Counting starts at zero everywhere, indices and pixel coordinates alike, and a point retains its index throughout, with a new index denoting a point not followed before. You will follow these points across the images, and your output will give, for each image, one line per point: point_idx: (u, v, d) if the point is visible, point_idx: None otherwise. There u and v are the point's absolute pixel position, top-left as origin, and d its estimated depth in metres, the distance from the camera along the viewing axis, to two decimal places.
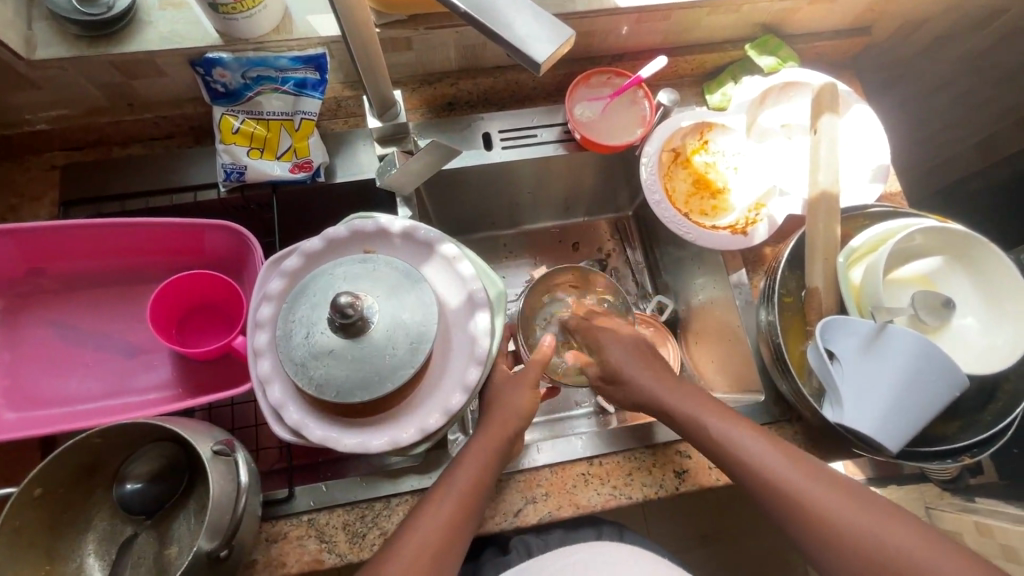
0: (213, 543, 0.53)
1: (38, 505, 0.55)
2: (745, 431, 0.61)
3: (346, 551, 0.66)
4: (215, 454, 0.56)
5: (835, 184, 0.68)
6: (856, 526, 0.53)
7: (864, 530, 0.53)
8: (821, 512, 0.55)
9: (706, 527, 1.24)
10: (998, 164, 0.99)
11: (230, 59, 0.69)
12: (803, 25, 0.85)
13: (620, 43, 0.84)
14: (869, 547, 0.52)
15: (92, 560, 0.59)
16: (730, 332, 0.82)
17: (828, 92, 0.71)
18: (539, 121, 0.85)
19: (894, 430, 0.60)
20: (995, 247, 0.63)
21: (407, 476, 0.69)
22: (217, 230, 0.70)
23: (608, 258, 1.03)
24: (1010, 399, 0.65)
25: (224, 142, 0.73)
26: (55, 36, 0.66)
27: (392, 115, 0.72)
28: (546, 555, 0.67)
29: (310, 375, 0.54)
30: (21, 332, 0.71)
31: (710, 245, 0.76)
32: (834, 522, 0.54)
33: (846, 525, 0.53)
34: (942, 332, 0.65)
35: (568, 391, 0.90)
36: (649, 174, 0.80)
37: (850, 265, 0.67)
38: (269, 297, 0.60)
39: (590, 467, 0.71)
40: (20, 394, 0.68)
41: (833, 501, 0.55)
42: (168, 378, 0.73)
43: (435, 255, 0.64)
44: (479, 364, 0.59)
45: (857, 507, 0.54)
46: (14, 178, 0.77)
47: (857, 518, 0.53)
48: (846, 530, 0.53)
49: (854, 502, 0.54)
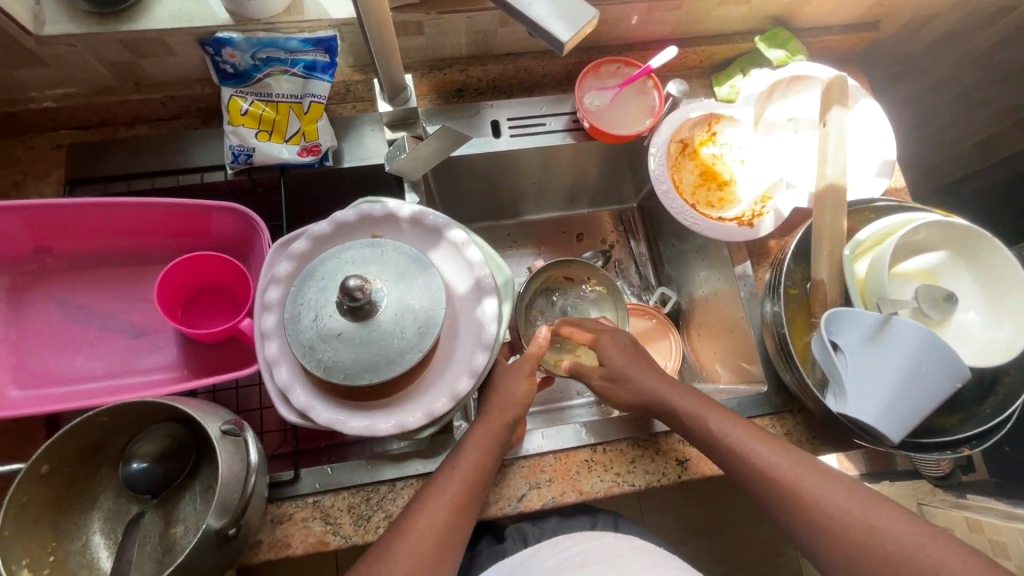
0: (221, 521, 0.53)
1: (46, 482, 0.55)
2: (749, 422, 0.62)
3: (352, 533, 0.66)
4: (223, 434, 0.56)
5: (842, 177, 0.69)
6: (850, 514, 0.55)
7: (855, 521, 0.55)
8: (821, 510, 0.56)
9: (700, 520, 1.25)
10: (1000, 163, 1.00)
11: (240, 39, 0.69)
12: (812, 18, 0.85)
13: (630, 33, 0.84)
14: (862, 536, 0.54)
15: (98, 538, 0.59)
16: (733, 323, 0.83)
17: (838, 84, 0.71)
18: (548, 110, 0.85)
19: (897, 421, 0.61)
20: (1000, 243, 0.64)
21: (411, 461, 0.69)
22: (224, 212, 0.70)
23: (612, 248, 1.03)
24: (1009, 392, 0.66)
25: (232, 124, 0.73)
26: (64, 12, 0.66)
27: (402, 99, 0.71)
28: (546, 544, 0.67)
29: (318, 358, 0.54)
30: (25, 310, 0.71)
31: (717, 236, 0.77)
32: (827, 513, 0.56)
33: (838, 516, 0.55)
34: (945, 327, 0.66)
35: (565, 382, 0.90)
36: (658, 165, 0.80)
37: (856, 257, 0.68)
38: (277, 279, 0.60)
39: (594, 454, 0.72)
40: (25, 372, 0.68)
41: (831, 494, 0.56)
42: (173, 360, 0.73)
43: (443, 241, 0.65)
44: (486, 350, 0.60)
45: (853, 498, 0.56)
46: (18, 156, 0.77)
47: (848, 507, 0.55)
48: (838, 521, 0.55)
49: (847, 492, 0.56)
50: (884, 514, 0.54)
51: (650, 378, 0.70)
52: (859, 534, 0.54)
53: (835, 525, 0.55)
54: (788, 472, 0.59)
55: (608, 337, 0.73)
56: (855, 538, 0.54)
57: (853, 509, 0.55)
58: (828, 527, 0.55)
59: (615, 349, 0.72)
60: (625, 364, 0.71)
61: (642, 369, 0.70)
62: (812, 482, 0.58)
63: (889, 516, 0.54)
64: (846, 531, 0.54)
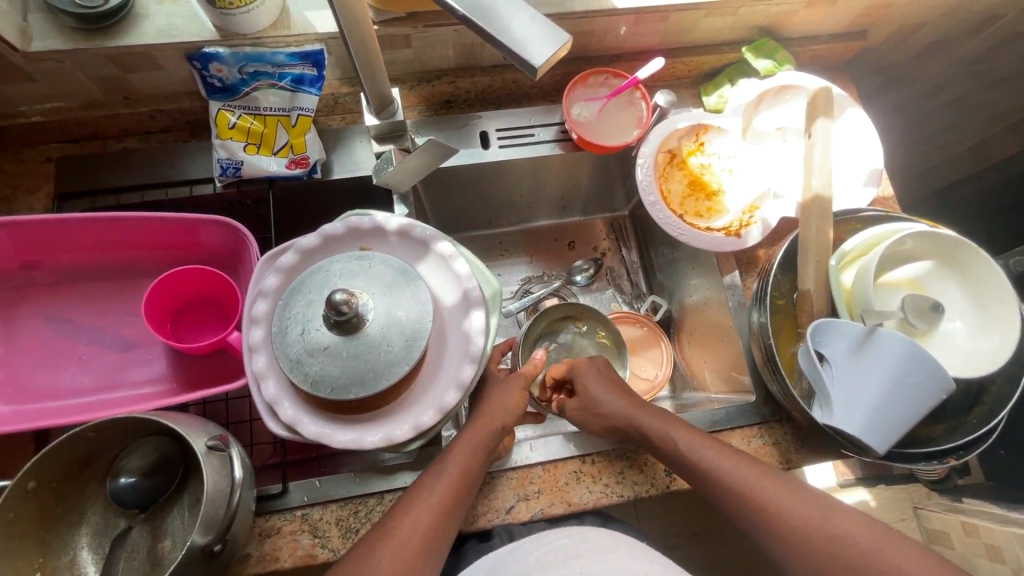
0: (207, 537, 0.53)
1: (33, 498, 0.55)
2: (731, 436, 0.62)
3: (340, 545, 0.66)
4: (209, 449, 0.56)
5: (827, 187, 0.69)
6: (822, 526, 0.54)
7: (827, 531, 0.54)
8: (799, 523, 0.55)
9: (695, 525, 1.25)
10: (992, 169, 1.00)
11: (227, 54, 0.69)
12: (800, 28, 0.86)
13: (618, 43, 0.84)
14: (831, 545, 0.53)
15: (85, 554, 0.59)
16: (723, 332, 0.83)
17: (823, 95, 0.72)
18: (537, 120, 0.85)
19: (883, 431, 0.61)
20: (986, 254, 0.64)
21: (400, 473, 0.70)
22: (213, 225, 0.70)
23: (604, 257, 1.03)
24: (995, 402, 0.66)
25: (220, 137, 0.73)
26: (51, 28, 0.66)
27: (389, 112, 0.71)
28: (528, 542, 0.65)
29: (305, 372, 0.55)
30: (15, 325, 0.71)
31: (705, 246, 0.77)
32: (802, 525, 0.55)
33: (817, 530, 0.54)
34: (932, 337, 0.66)
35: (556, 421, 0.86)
36: (646, 175, 0.80)
37: (842, 268, 0.69)
38: (266, 293, 0.60)
39: (582, 465, 0.72)
40: (14, 387, 0.68)
41: (803, 509, 0.56)
42: (163, 373, 0.73)
43: (431, 253, 0.65)
44: (473, 362, 0.60)
45: (833, 515, 0.55)
46: (8, 169, 0.77)
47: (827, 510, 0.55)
48: (816, 530, 0.54)
49: (819, 503, 0.56)
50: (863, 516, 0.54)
51: (630, 396, 0.69)
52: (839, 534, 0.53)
53: (807, 537, 0.54)
54: (770, 483, 0.58)
55: (585, 365, 0.74)
56: (829, 550, 0.53)
57: (833, 520, 0.55)
58: (806, 537, 0.55)
59: (593, 378, 0.72)
60: (610, 390, 0.70)
61: (614, 392, 0.70)
62: (790, 494, 0.57)
63: (861, 528, 0.54)
64: (825, 546, 0.54)
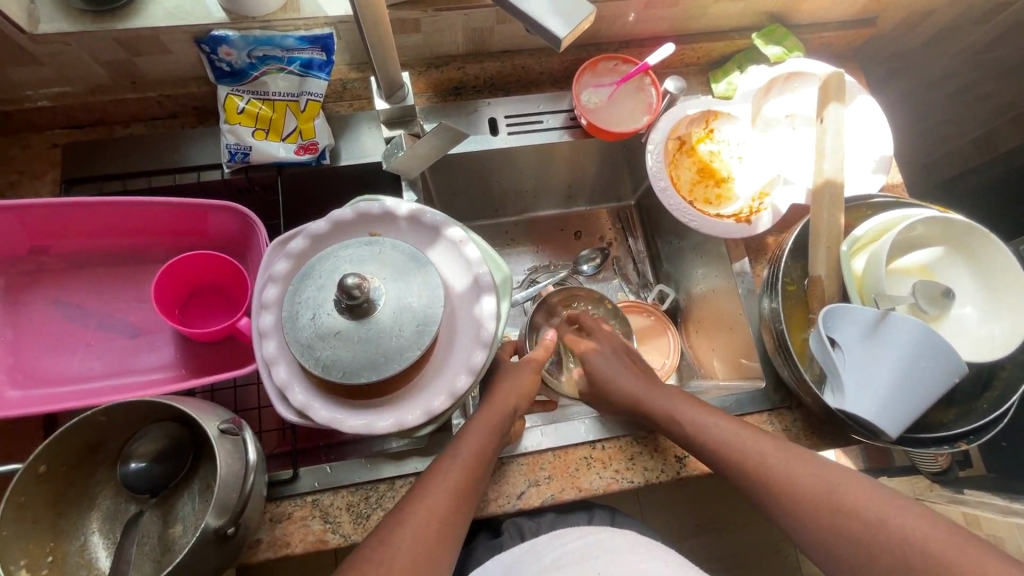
0: (220, 520, 0.53)
1: (44, 482, 0.55)
2: (744, 429, 0.62)
3: (350, 531, 0.66)
4: (222, 432, 0.56)
5: (839, 173, 0.69)
6: (839, 510, 0.54)
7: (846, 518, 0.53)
8: (817, 518, 0.54)
9: (700, 517, 1.26)
10: (998, 159, 1.00)
11: (236, 37, 0.69)
12: (810, 14, 0.85)
13: (627, 30, 0.84)
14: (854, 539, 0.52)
15: (96, 538, 0.59)
16: (732, 320, 0.83)
17: (835, 81, 0.72)
18: (545, 108, 0.85)
19: (895, 415, 0.61)
20: (997, 239, 0.64)
21: (410, 459, 0.69)
22: (221, 211, 0.70)
23: (610, 247, 1.03)
24: (1006, 387, 0.66)
25: (228, 122, 0.72)
26: (59, 10, 0.65)
27: (399, 97, 0.71)
28: (542, 540, 0.65)
29: (316, 357, 0.54)
30: (23, 310, 0.70)
31: (713, 232, 0.76)
32: (817, 508, 0.54)
33: (837, 523, 0.53)
34: (943, 322, 0.66)
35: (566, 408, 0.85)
36: (655, 161, 0.80)
37: (853, 254, 0.68)
38: (275, 279, 0.60)
39: (593, 451, 0.72)
40: (23, 372, 0.68)
41: (817, 504, 0.55)
42: (171, 359, 0.73)
43: (442, 239, 0.64)
44: (484, 348, 0.59)
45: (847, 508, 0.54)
46: (13, 155, 0.76)
47: (837, 491, 0.54)
48: (835, 525, 0.53)
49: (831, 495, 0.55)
50: (880, 504, 0.52)
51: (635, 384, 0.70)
52: (861, 518, 0.52)
53: (825, 526, 0.54)
54: (785, 474, 0.58)
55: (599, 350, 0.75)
56: (851, 536, 0.52)
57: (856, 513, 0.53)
58: (831, 529, 0.53)
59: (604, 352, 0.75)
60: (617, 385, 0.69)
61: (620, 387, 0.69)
62: (805, 486, 0.56)
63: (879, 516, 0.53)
64: (849, 536, 0.52)
